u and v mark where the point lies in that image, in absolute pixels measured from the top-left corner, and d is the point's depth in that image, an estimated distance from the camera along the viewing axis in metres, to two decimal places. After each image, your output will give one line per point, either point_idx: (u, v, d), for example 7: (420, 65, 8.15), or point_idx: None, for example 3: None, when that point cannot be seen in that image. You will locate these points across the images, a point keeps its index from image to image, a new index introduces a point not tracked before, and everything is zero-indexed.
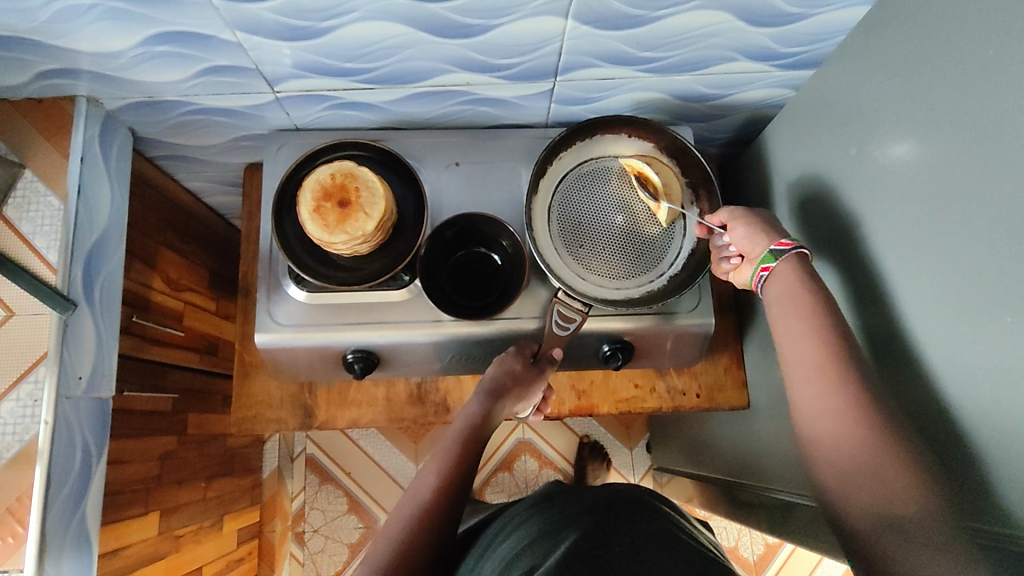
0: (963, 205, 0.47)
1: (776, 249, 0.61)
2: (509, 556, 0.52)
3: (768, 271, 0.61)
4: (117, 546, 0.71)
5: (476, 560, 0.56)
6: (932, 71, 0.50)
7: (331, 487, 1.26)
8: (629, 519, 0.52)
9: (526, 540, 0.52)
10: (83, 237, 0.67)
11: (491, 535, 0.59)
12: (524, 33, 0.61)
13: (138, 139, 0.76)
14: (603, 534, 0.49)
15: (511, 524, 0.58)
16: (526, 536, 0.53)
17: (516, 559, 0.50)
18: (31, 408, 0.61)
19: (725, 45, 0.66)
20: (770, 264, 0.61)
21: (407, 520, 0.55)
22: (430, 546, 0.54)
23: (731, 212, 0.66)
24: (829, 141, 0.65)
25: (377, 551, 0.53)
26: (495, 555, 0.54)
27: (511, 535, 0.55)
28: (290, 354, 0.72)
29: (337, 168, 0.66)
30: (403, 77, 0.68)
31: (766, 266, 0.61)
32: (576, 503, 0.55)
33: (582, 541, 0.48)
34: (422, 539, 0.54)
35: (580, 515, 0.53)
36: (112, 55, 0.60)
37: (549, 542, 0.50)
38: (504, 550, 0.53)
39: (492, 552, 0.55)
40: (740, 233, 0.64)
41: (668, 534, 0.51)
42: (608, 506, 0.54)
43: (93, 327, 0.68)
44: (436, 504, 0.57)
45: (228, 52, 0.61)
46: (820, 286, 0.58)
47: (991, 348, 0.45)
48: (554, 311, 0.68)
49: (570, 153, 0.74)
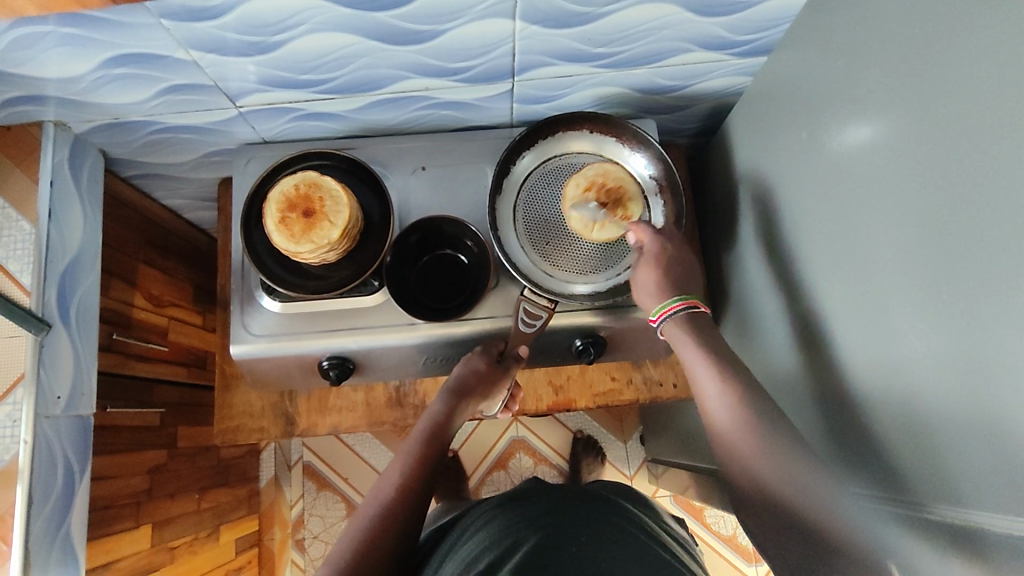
0: (912, 185, 0.47)
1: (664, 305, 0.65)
2: (471, 556, 0.52)
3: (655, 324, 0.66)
4: (108, 560, 0.72)
5: (439, 561, 0.57)
6: (873, 52, 0.51)
7: (328, 493, 1.28)
8: (589, 519, 0.53)
9: (488, 540, 0.53)
10: (56, 258, 0.68)
11: (456, 535, 0.59)
12: (474, 36, 0.62)
13: (109, 160, 0.77)
14: (562, 537, 0.50)
15: (476, 523, 0.58)
16: (488, 536, 0.53)
17: (476, 559, 0.51)
18: (10, 428, 0.63)
19: (678, 36, 0.66)
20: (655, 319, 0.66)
21: (368, 519, 0.56)
22: (386, 543, 0.55)
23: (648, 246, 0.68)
24: (784, 127, 0.65)
25: (336, 552, 0.54)
26: (458, 555, 0.54)
27: (475, 535, 0.55)
28: (266, 364, 0.73)
29: (300, 179, 0.67)
30: (362, 86, 0.69)
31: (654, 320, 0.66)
32: (539, 501, 0.55)
33: (542, 544, 0.49)
34: (381, 538, 0.55)
35: (541, 514, 0.53)
36: (72, 79, 0.62)
37: (507, 543, 0.50)
38: (467, 550, 0.54)
39: (456, 551, 0.56)
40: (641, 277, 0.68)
41: (623, 531, 0.52)
42: (569, 504, 0.55)
43: (71, 346, 0.69)
44: (396, 502, 0.58)
45: (186, 70, 0.62)
46: (705, 334, 0.63)
47: (936, 327, 0.45)
48: (520, 309, 0.68)
49: (533, 151, 0.75)
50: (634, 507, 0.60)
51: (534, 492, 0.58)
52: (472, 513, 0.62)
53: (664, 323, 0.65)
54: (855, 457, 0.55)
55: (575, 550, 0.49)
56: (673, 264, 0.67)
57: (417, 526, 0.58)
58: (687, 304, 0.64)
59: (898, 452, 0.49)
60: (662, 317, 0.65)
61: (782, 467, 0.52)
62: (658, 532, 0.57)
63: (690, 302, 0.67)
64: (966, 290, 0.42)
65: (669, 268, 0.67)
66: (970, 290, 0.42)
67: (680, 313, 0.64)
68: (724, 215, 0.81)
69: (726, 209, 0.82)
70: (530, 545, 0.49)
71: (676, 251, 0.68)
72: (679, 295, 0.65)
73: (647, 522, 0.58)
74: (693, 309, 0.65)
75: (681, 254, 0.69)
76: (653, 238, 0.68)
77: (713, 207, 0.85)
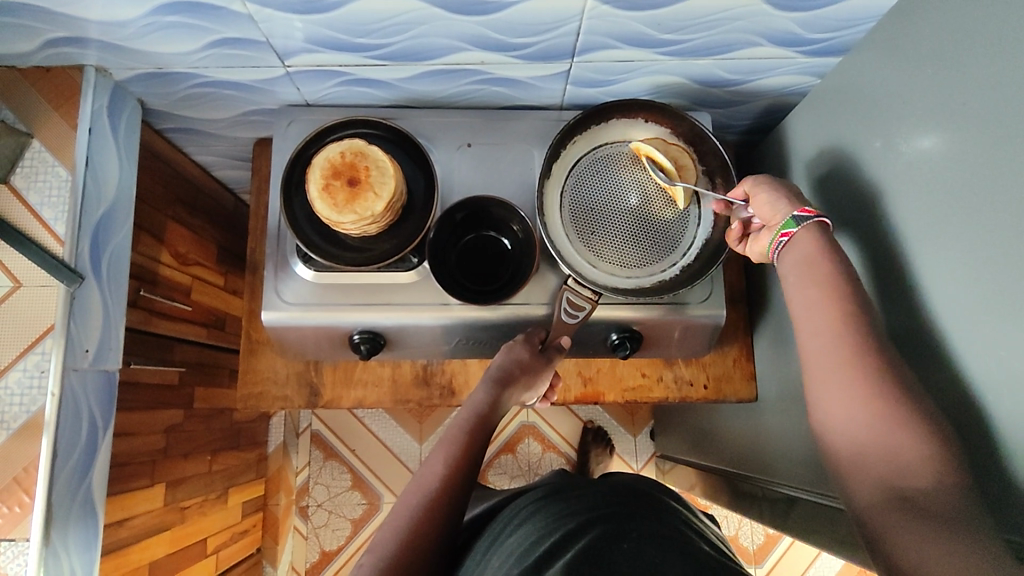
0: (997, 205, 0.45)
1: (798, 215, 0.57)
2: (519, 550, 0.51)
3: (788, 238, 0.58)
4: (122, 517, 0.71)
5: (482, 552, 0.56)
6: (964, 63, 0.48)
7: (335, 463, 1.27)
8: (638, 517, 0.52)
9: (536, 533, 0.52)
10: (91, 208, 0.66)
11: (498, 527, 0.59)
12: (541, 12, 0.60)
13: (146, 110, 0.75)
14: (614, 534, 0.49)
15: (519, 516, 0.57)
16: (536, 530, 0.53)
17: (528, 553, 0.50)
18: (38, 378, 0.61)
19: (750, 29, 0.64)
20: (791, 229, 0.57)
21: (414, 508, 0.55)
22: (433, 533, 0.54)
23: (755, 180, 0.63)
24: (853, 131, 0.63)
25: (382, 541, 0.53)
26: (503, 548, 0.54)
27: (520, 529, 0.55)
28: (296, 332, 0.72)
29: (346, 146, 0.65)
30: (415, 54, 0.67)
31: (786, 232, 0.58)
32: (587, 498, 0.55)
33: (594, 540, 0.48)
34: (426, 528, 0.54)
35: (589, 510, 0.53)
36: (120, 24, 0.59)
37: (559, 537, 0.50)
38: (513, 544, 0.53)
39: (500, 545, 0.55)
40: (761, 201, 0.61)
41: (672, 533, 0.50)
42: (616, 501, 0.54)
43: (100, 299, 0.67)
44: (441, 490, 0.56)
45: (239, 24, 0.60)
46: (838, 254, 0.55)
47: (1013, 354, 0.43)
48: (563, 299, 0.67)
49: (584, 137, 0.73)
50: (679, 506, 0.61)
51: (580, 491, 0.57)
52: (511, 506, 0.62)
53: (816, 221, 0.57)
54: None
55: (626, 548, 0.47)
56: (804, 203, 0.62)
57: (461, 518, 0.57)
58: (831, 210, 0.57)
59: None
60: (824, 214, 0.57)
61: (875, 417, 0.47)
62: (706, 534, 0.57)
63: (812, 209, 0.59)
64: None
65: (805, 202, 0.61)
66: None
67: (813, 220, 0.56)
68: None
69: None
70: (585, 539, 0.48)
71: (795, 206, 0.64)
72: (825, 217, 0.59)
73: (690, 521, 0.57)
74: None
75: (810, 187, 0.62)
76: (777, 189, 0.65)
77: None
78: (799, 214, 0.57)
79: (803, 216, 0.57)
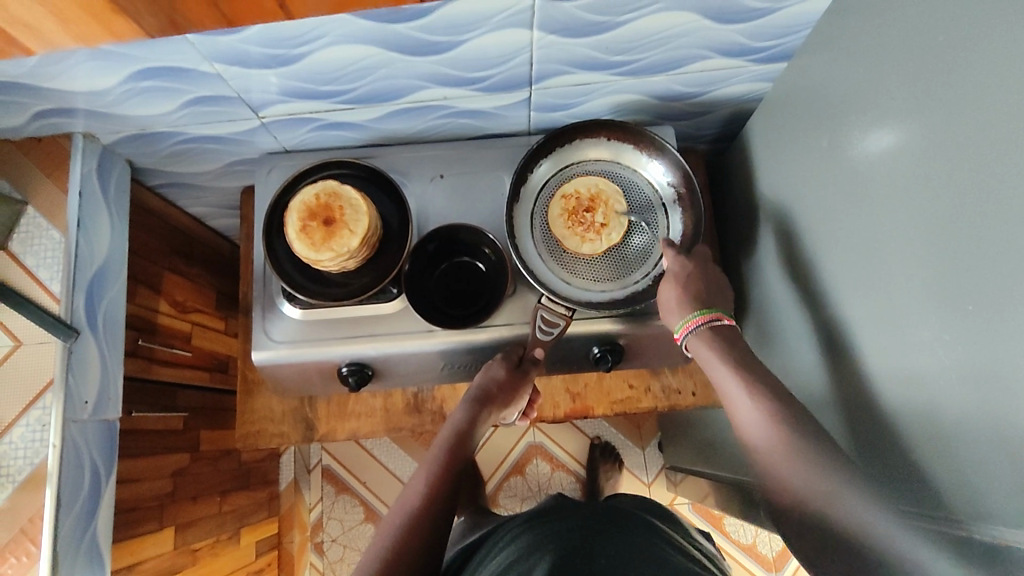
0: (932, 191, 0.46)
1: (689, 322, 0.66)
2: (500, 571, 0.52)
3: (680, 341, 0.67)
4: (131, 562, 0.74)
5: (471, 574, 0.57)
6: (895, 59, 0.50)
7: (347, 497, 1.29)
8: (618, 533, 0.53)
9: (517, 553, 0.53)
10: (84, 267, 0.70)
11: (485, 550, 0.60)
12: (492, 46, 0.63)
13: (136, 169, 0.79)
14: (589, 549, 0.50)
15: (504, 538, 0.58)
16: (518, 549, 0.54)
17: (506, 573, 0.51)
18: (40, 432, 0.65)
19: (697, 44, 0.66)
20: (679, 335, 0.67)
21: (397, 528, 0.57)
22: (417, 551, 0.55)
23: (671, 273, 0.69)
24: (805, 133, 0.64)
25: (366, 561, 0.55)
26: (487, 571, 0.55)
27: (505, 549, 0.56)
28: (287, 370, 0.75)
29: (320, 188, 0.68)
30: (380, 96, 0.70)
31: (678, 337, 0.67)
32: (568, 515, 0.56)
33: (570, 558, 0.49)
34: (408, 546, 0.55)
35: (569, 526, 0.54)
36: (102, 93, 0.63)
37: (537, 555, 0.51)
38: (496, 566, 0.54)
39: (485, 568, 0.56)
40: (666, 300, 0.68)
41: (645, 542, 0.53)
42: (598, 519, 0.56)
43: (98, 352, 0.71)
44: (424, 510, 0.58)
45: (210, 83, 0.64)
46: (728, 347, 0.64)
47: (960, 340, 0.44)
48: (537, 316, 0.69)
49: (549, 160, 0.75)
50: (661, 523, 0.61)
51: (563, 509, 0.58)
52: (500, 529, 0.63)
53: (687, 339, 0.67)
54: (880, 468, 0.55)
55: (603, 564, 0.49)
56: (696, 280, 0.68)
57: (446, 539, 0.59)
58: (709, 318, 0.65)
59: (924, 464, 0.49)
60: (685, 332, 0.66)
61: (810, 471, 0.53)
62: (689, 549, 0.57)
63: (695, 306, 0.66)
64: (985, 304, 0.42)
65: (691, 284, 0.67)
66: (990, 304, 0.41)
67: (699, 329, 0.65)
68: (744, 222, 0.81)
69: (744, 216, 0.81)
70: (561, 555, 0.50)
71: (699, 267, 0.69)
72: (700, 308, 0.66)
73: (672, 535, 0.58)
74: (716, 322, 0.66)
75: (705, 270, 0.69)
76: (675, 257, 0.69)
77: (733, 215, 0.85)
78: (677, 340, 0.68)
79: (679, 340, 0.68)
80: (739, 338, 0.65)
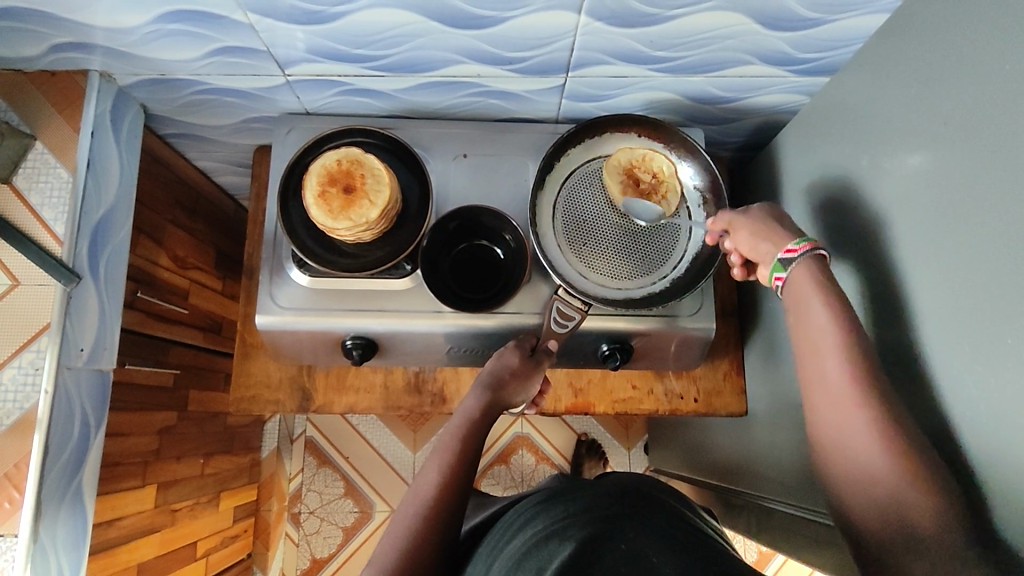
0: (973, 218, 0.46)
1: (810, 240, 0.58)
2: (518, 553, 0.50)
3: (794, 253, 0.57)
4: (112, 517, 0.72)
5: (485, 559, 0.56)
6: (944, 84, 0.50)
7: (328, 470, 1.27)
8: (637, 514, 0.50)
9: (535, 537, 0.51)
10: (91, 208, 0.68)
11: (499, 532, 0.58)
12: (535, 27, 0.61)
13: (149, 115, 0.76)
14: (611, 532, 0.47)
15: (521, 520, 0.57)
16: (536, 532, 0.52)
17: (523, 559, 0.49)
18: (32, 376, 0.63)
19: (742, 47, 0.65)
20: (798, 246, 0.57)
21: (411, 520, 0.56)
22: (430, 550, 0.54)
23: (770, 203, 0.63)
24: (841, 150, 0.64)
25: (384, 553, 0.54)
26: (505, 553, 0.53)
27: (522, 532, 0.54)
28: (290, 337, 0.73)
29: (343, 154, 0.66)
30: (412, 66, 0.68)
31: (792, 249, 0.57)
32: (584, 499, 0.53)
33: (590, 542, 0.46)
34: (426, 542, 0.54)
35: (587, 510, 0.51)
36: (125, 31, 0.61)
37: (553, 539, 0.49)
38: (515, 546, 0.52)
39: (502, 550, 0.54)
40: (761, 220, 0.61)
41: (679, 532, 0.49)
42: (617, 499, 0.53)
43: (97, 300, 0.69)
44: (437, 509, 0.56)
45: (240, 33, 0.61)
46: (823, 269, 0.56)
47: (993, 371, 0.44)
48: (553, 308, 0.68)
49: (577, 150, 0.74)
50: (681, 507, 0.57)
51: (580, 489, 0.56)
52: (512, 511, 0.61)
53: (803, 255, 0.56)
54: None
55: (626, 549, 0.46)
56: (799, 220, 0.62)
57: (458, 530, 0.57)
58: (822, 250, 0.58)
59: None
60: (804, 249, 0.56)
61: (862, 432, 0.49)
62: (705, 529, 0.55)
63: None
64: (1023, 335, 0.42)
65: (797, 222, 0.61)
66: None
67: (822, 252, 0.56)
68: None
69: None
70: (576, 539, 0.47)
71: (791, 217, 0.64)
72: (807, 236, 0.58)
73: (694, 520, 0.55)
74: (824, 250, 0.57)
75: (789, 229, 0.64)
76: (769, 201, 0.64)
77: None
78: (784, 255, 0.57)
79: (790, 256, 0.57)
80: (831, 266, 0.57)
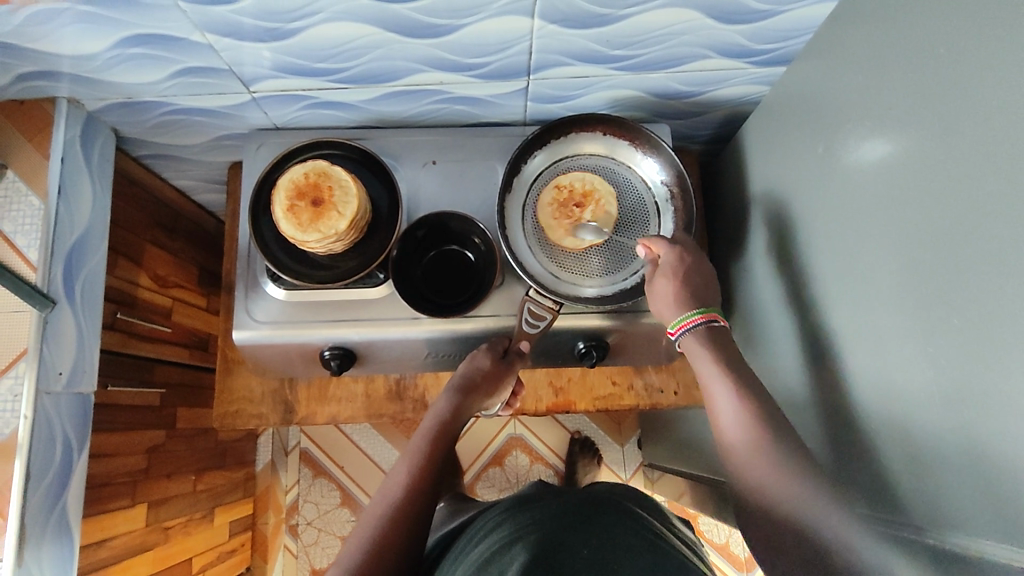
0: (919, 199, 0.47)
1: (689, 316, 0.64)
2: (481, 559, 0.51)
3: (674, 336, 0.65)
4: (101, 538, 0.72)
5: (450, 564, 0.56)
6: (889, 69, 0.50)
7: (324, 480, 1.28)
8: (599, 520, 0.51)
9: (499, 541, 0.52)
10: (64, 233, 0.69)
11: (465, 540, 0.59)
12: (491, 33, 0.62)
13: (120, 138, 0.77)
14: (573, 537, 0.48)
15: (487, 526, 0.57)
16: (499, 539, 0.52)
17: (486, 563, 0.49)
18: (12, 402, 0.63)
19: (698, 42, 0.66)
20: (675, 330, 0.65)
21: (380, 516, 0.57)
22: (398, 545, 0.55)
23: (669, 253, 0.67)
24: (799, 139, 0.64)
25: (349, 550, 0.54)
26: (468, 559, 0.53)
27: (487, 538, 0.55)
28: (268, 350, 0.73)
29: (310, 168, 0.67)
30: (374, 77, 0.69)
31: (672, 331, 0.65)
32: (549, 507, 0.54)
33: (553, 546, 0.47)
34: (394, 536, 0.55)
35: (552, 517, 0.52)
36: (88, 58, 0.62)
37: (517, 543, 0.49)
38: (478, 552, 0.53)
39: (467, 556, 0.55)
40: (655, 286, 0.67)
41: (632, 534, 0.50)
42: (580, 507, 0.54)
43: (74, 324, 0.70)
44: (406, 505, 0.58)
45: (201, 53, 0.62)
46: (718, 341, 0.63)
47: (943, 350, 0.44)
48: (524, 309, 0.68)
49: (543, 152, 0.75)
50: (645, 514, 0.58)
51: (546, 497, 0.57)
52: (480, 519, 0.62)
53: (682, 336, 0.65)
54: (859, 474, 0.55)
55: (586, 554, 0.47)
56: (689, 275, 0.66)
57: (429, 529, 0.59)
58: (706, 318, 0.64)
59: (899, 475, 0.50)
60: (682, 330, 0.64)
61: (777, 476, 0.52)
62: (667, 535, 0.56)
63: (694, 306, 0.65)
64: (968, 314, 0.42)
65: (688, 279, 0.66)
66: (972, 314, 0.42)
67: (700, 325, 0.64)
68: (734, 227, 0.81)
69: (735, 218, 0.81)
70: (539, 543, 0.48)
71: (693, 258, 0.67)
72: (699, 308, 0.64)
73: (657, 527, 0.56)
74: (713, 323, 0.64)
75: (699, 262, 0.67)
76: (669, 250, 0.67)
77: (724, 215, 0.85)
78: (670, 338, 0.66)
79: (673, 337, 0.66)
80: (728, 336, 0.64)
